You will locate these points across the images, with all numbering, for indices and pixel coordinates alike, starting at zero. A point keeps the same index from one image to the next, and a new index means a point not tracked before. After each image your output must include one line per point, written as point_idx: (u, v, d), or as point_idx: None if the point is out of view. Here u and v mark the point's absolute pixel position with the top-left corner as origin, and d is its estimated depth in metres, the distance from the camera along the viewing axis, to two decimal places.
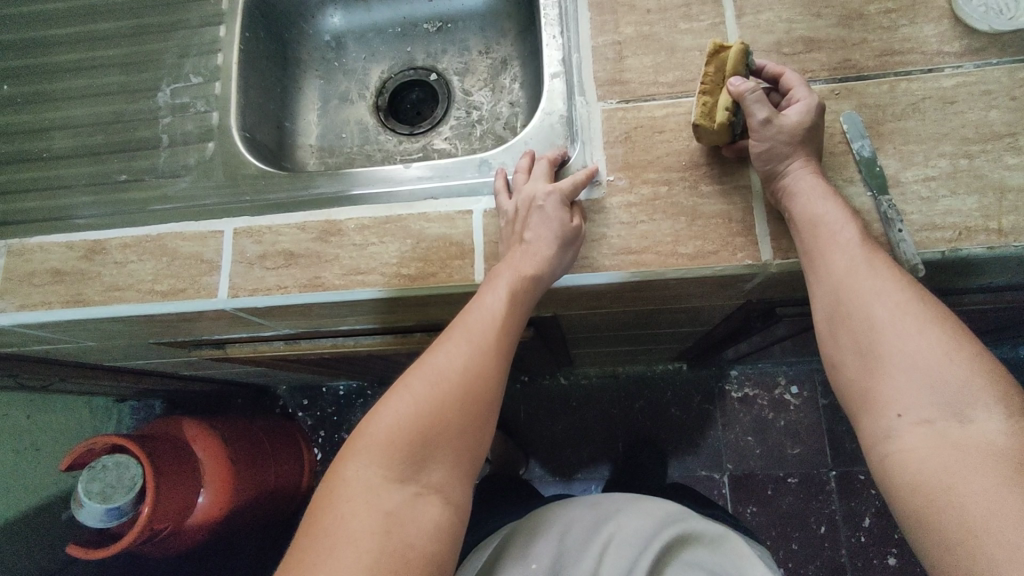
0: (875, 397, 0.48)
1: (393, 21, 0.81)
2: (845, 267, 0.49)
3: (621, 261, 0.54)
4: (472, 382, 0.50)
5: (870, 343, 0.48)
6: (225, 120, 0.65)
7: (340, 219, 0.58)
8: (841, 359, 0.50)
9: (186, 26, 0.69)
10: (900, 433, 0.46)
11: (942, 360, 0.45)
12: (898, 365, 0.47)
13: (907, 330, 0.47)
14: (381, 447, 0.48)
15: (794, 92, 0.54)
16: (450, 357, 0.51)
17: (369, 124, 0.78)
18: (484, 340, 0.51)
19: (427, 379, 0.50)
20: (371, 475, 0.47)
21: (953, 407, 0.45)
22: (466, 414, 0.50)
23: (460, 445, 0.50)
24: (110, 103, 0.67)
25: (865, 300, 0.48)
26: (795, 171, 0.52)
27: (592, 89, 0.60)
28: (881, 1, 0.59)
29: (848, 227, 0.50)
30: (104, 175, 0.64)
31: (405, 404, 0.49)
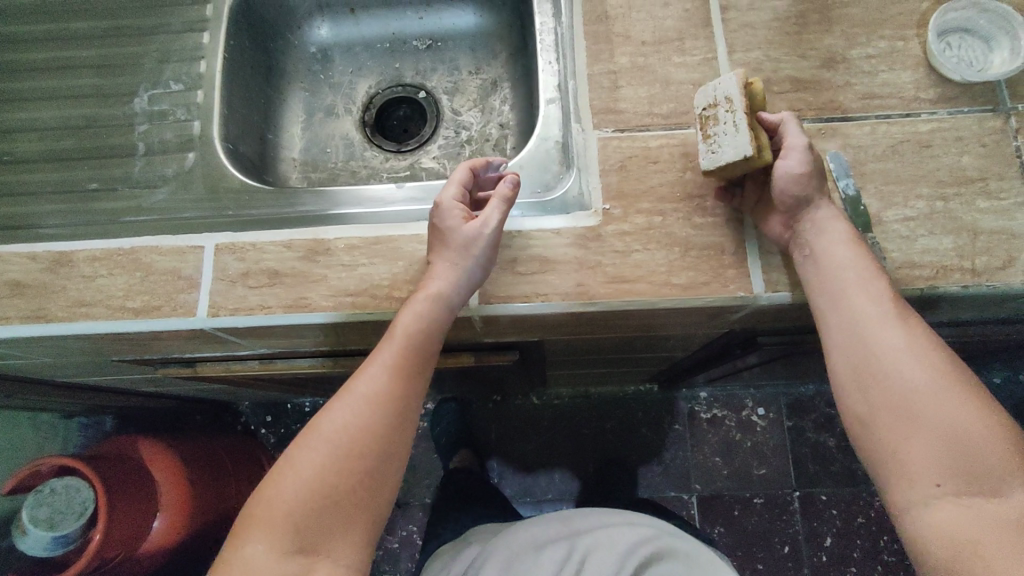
0: (912, 463, 0.48)
1: (381, 36, 0.80)
2: (875, 323, 0.50)
3: (615, 289, 0.55)
4: (360, 439, 0.50)
5: (902, 401, 0.49)
6: (207, 129, 0.63)
7: (327, 237, 0.57)
8: (870, 411, 0.50)
9: (166, 30, 0.67)
10: (937, 502, 0.47)
11: (978, 431, 0.47)
12: (935, 430, 0.47)
13: (945, 397, 0.48)
14: (269, 522, 0.48)
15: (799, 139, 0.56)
16: (339, 417, 0.51)
17: (355, 139, 0.77)
18: (374, 394, 0.51)
19: (316, 443, 0.50)
20: (262, 552, 0.47)
21: (985, 478, 0.46)
22: (357, 473, 0.50)
23: (354, 505, 0.50)
24: (80, 107, 0.64)
25: (893, 355, 0.50)
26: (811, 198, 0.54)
27: (587, 116, 0.60)
28: (863, 47, 0.61)
29: (858, 274, 0.52)
30: (73, 184, 0.61)
31: (295, 472, 0.50)
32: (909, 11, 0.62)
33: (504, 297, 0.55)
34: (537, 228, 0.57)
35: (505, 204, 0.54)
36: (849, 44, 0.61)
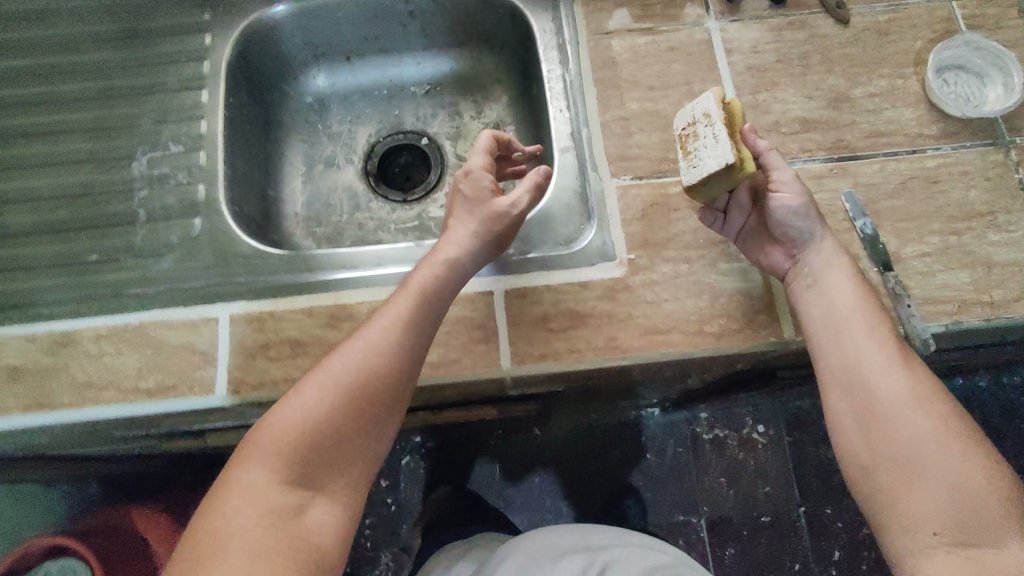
0: (914, 511, 0.49)
1: (378, 82, 0.79)
2: (880, 368, 0.52)
3: (649, 341, 0.56)
4: (368, 382, 0.49)
5: (904, 450, 0.50)
6: (213, 193, 0.61)
7: (349, 301, 0.55)
8: (874, 458, 0.52)
9: (162, 89, 0.64)
10: (934, 551, 0.48)
11: (977, 480, 0.49)
12: (935, 480, 0.49)
13: (946, 448, 0.50)
14: (272, 445, 0.46)
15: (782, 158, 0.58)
16: (350, 355, 0.49)
17: (359, 190, 0.75)
18: (384, 342, 0.50)
19: (324, 380, 0.48)
20: (263, 482, 0.45)
21: (981, 527, 0.48)
22: (361, 422, 0.48)
23: (356, 448, 0.48)
24: (73, 174, 0.61)
25: (894, 403, 0.51)
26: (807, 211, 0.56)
27: (604, 164, 0.60)
28: (865, 85, 0.63)
29: (856, 319, 0.54)
30: (70, 256, 0.58)
31: (301, 401, 0.48)
32: (905, 49, 0.64)
33: (537, 356, 0.55)
34: (568, 280, 0.57)
35: (535, 189, 0.58)
36: (851, 83, 0.63)
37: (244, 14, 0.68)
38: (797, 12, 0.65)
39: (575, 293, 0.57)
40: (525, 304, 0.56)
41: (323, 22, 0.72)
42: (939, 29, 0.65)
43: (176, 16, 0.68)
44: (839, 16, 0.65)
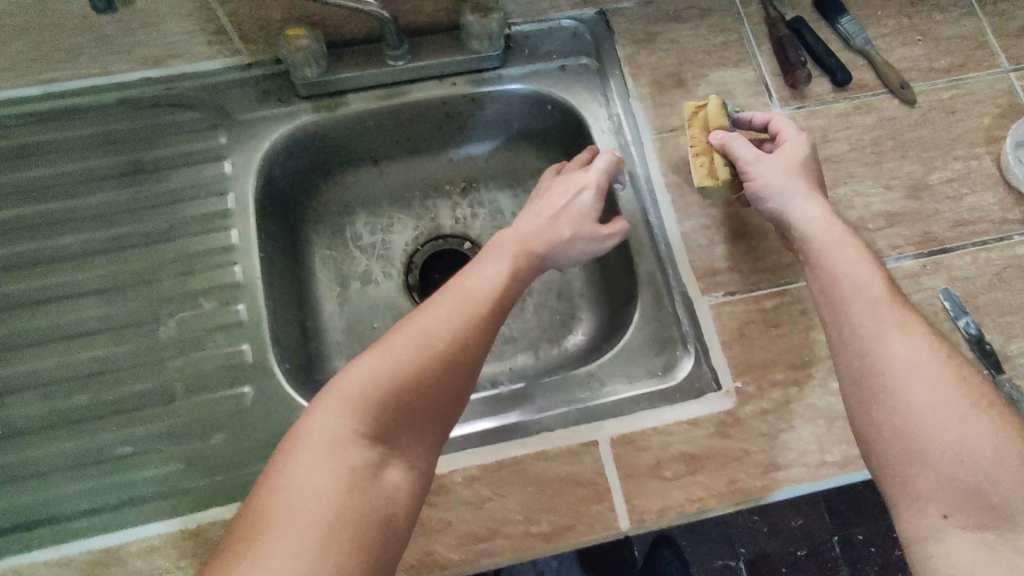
0: (919, 485, 0.41)
1: (409, 183, 0.72)
2: (906, 353, 0.43)
3: (771, 479, 0.52)
4: (457, 354, 0.45)
5: (911, 419, 0.41)
6: (263, 354, 0.54)
7: (442, 472, 0.51)
8: (880, 427, 0.43)
9: (182, 233, 0.57)
10: (945, 538, 0.39)
11: (1000, 449, 0.40)
12: (941, 461, 0.40)
13: (968, 412, 0.41)
14: (351, 396, 0.42)
15: (790, 134, 0.54)
16: (439, 315, 0.47)
17: (405, 309, 0.68)
18: (476, 316, 0.47)
19: (410, 337, 0.45)
20: (339, 426, 0.41)
21: (1000, 510, 0.39)
22: (445, 394, 0.45)
23: (436, 415, 0.44)
24: (90, 347, 0.53)
25: (906, 358, 0.43)
26: (796, 185, 0.51)
27: (692, 283, 0.57)
28: (942, 170, 0.60)
29: (847, 266, 0.47)
30: (99, 450, 0.50)
31: (387, 351, 0.44)
32: (973, 128, 0.62)
33: (656, 511, 0.51)
34: (672, 420, 0.53)
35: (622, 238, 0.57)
36: (928, 168, 0.60)
37: (265, 135, 0.60)
38: (861, 94, 0.62)
39: (684, 432, 0.53)
40: (633, 451, 0.52)
41: (350, 131, 0.64)
42: (1002, 103, 0.63)
43: (186, 143, 0.59)
44: (905, 96, 0.62)
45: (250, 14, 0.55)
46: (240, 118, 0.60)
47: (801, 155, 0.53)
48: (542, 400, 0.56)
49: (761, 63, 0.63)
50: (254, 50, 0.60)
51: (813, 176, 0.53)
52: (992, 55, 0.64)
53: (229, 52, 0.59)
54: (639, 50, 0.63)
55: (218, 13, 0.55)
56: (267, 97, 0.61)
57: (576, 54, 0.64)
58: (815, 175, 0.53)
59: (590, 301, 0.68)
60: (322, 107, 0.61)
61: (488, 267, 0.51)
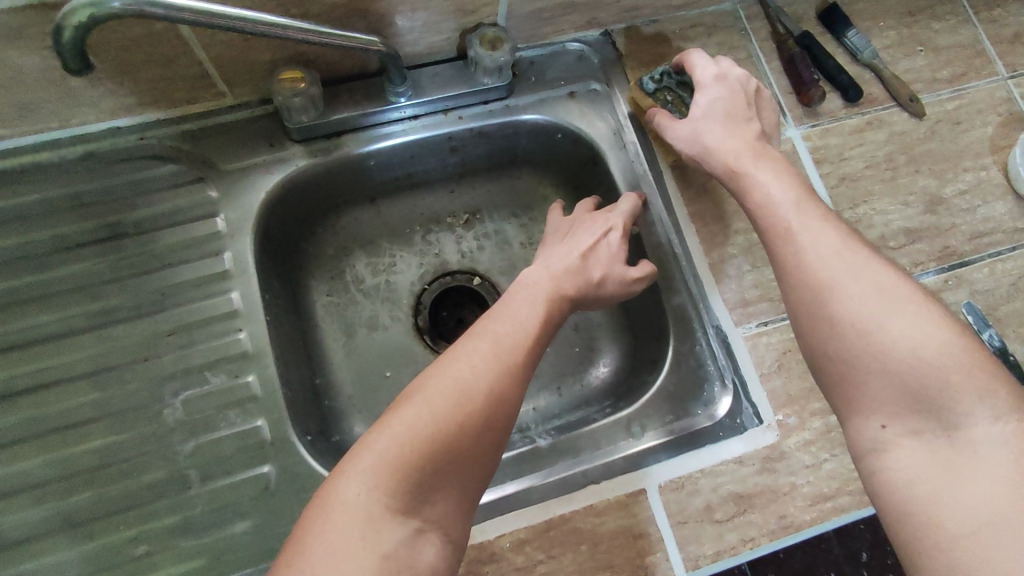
0: (862, 397, 0.40)
1: (409, 218, 0.67)
2: (829, 256, 0.42)
3: (820, 511, 0.51)
4: (497, 408, 0.40)
5: (843, 323, 0.40)
6: (281, 428, 0.49)
7: (490, 538, 0.48)
8: (818, 346, 0.42)
9: (176, 301, 0.51)
10: (890, 447, 0.38)
11: (937, 348, 0.38)
12: (878, 370, 0.39)
13: (907, 318, 0.39)
14: (383, 464, 0.36)
15: (701, 74, 0.53)
16: (475, 361, 0.41)
17: (418, 355, 0.63)
18: (514, 362, 0.42)
19: (445, 388, 0.39)
20: (371, 501, 0.35)
21: (943, 412, 0.37)
22: (485, 455, 0.40)
23: (471, 475, 0.39)
24: (85, 440, 0.47)
25: (820, 258, 0.42)
26: (701, 131, 0.52)
27: (725, 315, 0.55)
28: (954, 182, 0.61)
29: (760, 193, 0.47)
30: (108, 554, 0.45)
31: (421, 406, 0.38)
32: (979, 138, 0.63)
33: (712, 556, 0.49)
34: (719, 461, 0.51)
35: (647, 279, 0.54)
36: (940, 181, 0.61)
37: (258, 185, 0.55)
38: (872, 108, 0.62)
39: (732, 471, 0.51)
40: (683, 497, 0.50)
41: (350, 172, 0.60)
42: (1003, 111, 0.64)
43: (169, 200, 0.54)
44: (914, 109, 0.62)
45: (235, 56, 0.50)
46: (227, 169, 0.55)
47: (711, 96, 0.52)
48: (583, 452, 0.53)
49: (772, 80, 0.62)
50: (238, 92, 0.54)
51: (729, 114, 0.52)
52: (991, 63, 0.65)
53: (211, 95, 0.54)
54: (648, 73, 0.61)
55: (198, 56, 0.49)
56: (256, 142, 0.56)
57: (585, 79, 0.61)
58: (735, 108, 0.52)
59: (610, 333, 0.64)
60: (320, 151, 0.57)
61: (522, 309, 0.47)
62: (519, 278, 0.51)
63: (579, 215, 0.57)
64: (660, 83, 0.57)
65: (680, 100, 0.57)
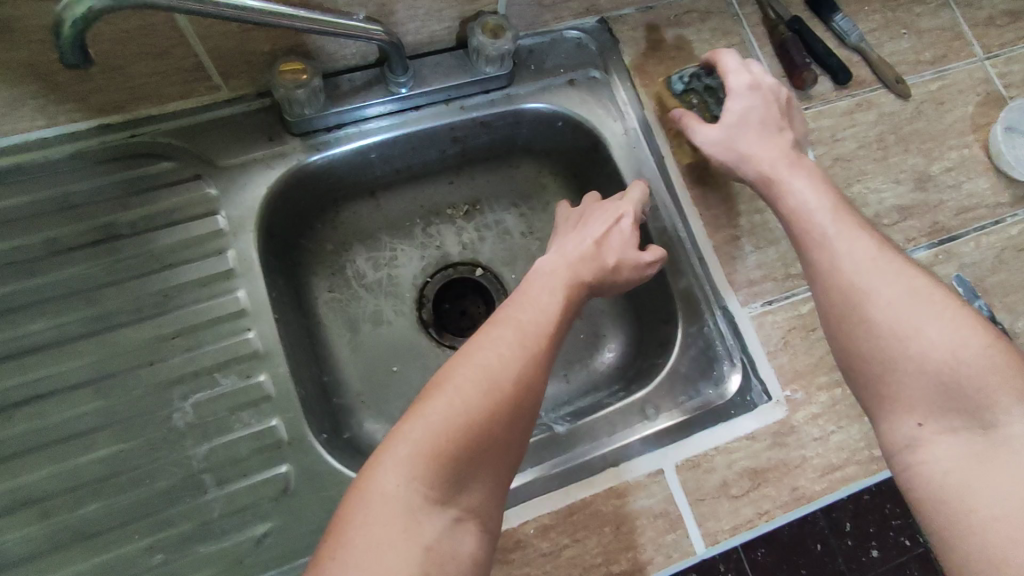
0: (896, 397, 0.42)
1: (410, 211, 0.66)
2: (862, 262, 0.45)
3: (830, 481, 0.53)
4: (525, 397, 0.41)
5: (878, 324, 0.43)
6: (297, 427, 0.48)
7: (514, 526, 0.48)
8: (850, 347, 0.45)
9: (180, 302, 0.50)
10: (924, 444, 0.40)
11: (974, 351, 0.40)
12: (912, 370, 0.41)
13: (944, 322, 0.41)
14: (420, 454, 0.36)
15: (734, 81, 0.53)
16: (500, 350, 0.42)
17: (425, 349, 0.63)
18: (537, 349, 0.43)
19: (476, 377, 0.40)
20: (410, 492, 0.35)
21: (978, 410, 0.39)
22: (515, 442, 0.40)
23: (502, 463, 0.40)
24: (91, 448, 0.46)
25: (857, 265, 0.45)
26: (735, 141, 0.53)
27: (731, 296, 0.56)
28: (940, 160, 0.63)
29: (795, 200, 0.50)
30: (124, 565, 0.44)
31: (453, 395, 0.39)
32: (961, 117, 0.65)
33: (729, 530, 0.50)
34: (732, 438, 0.52)
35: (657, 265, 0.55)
36: (928, 159, 0.63)
37: (259, 181, 0.54)
38: (860, 91, 0.64)
39: (745, 447, 0.52)
40: (700, 474, 0.51)
41: (351, 166, 0.59)
42: (982, 91, 0.66)
43: (166, 198, 0.52)
44: (900, 90, 0.64)
45: (233, 47, 0.49)
46: (226, 165, 0.53)
47: (744, 104, 0.53)
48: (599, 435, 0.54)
49: (765, 64, 0.63)
50: (235, 85, 0.53)
51: (764, 124, 0.53)
52: (969, 45, 0.67)
53: (206, 89, 0.52)
54: (646, 59, 0.62)
55: (196, 49, 0.47)
56: (254, 136, 0.54)
57: (584, 67, 0.61)
58: (768, 118, 0.53)
59: (614, 320, 0.65)
60: (320, 144, 0.56)
61: (541, 296, 0.47)
62: (535, 266, 0.51)
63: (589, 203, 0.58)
64: (688, 83, 0.58)
65: (706, 104, 0.58)
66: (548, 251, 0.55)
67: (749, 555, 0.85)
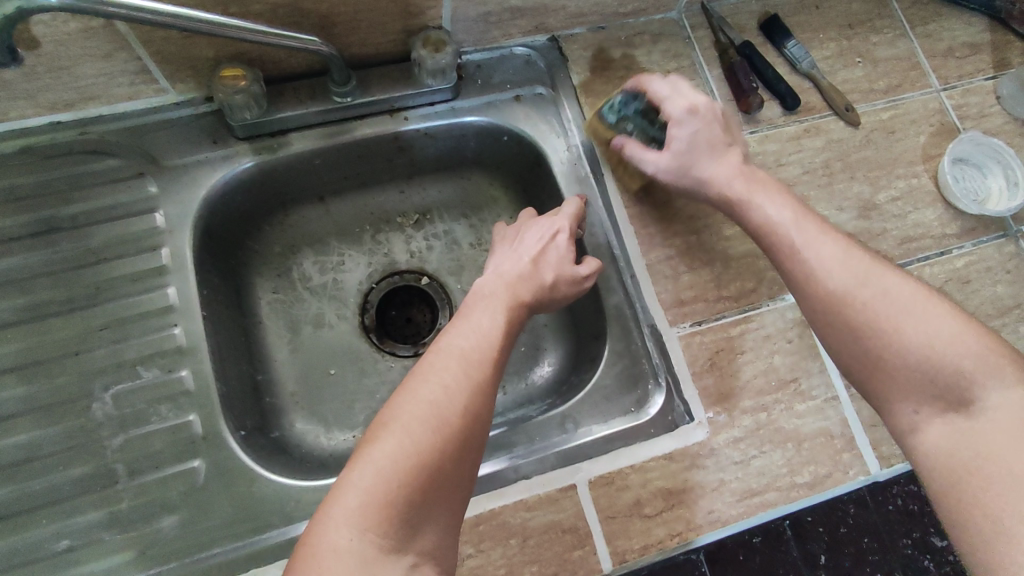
0: (891, 390, 0.45)
1: (359, 217, 0.67)
2: (832, 260, 0.47)
3: (747, 505, 0.52)
4: (474, 427, 0.40)
5: (861, 328, 0.45)
6: (213, 424, 0.49)
7: None
8: (843, 352, 0.46)
9: (111, 296, 0.51)
10: (923, 428, 0.44)
11: (948, 338, 0.43)
12: (898, 366, 0.44)
13: (917, 314, 0.44)
14: (371, 503, 0.35)
15: (670, 108, 0.53)
16: (446, 380, 0.41)
17: (363, 353, 0.64)
18: (483, 376, 0.42)
19: (421, 414, 0.39)
20: (364, 545, 0.34)
21: (964, 390, 0.42)
22: (465, 475, 0.40)
23: (458, 494, 0.39)
24: (11, 433, 0.47)
25: (829, 267, 0.46)
26: (689, 166, 0.54)
27: (660, 314, 0.57)
28: (887, 189, 0.63)
29: (763, 213, 0.50)
30: (31, 549, 0.45)
31: (399, 435, 0.38)
32: (912, 146, 0.65)
33: (639, 550, 0.50)
34: (650, 456, 0.52)
35: (594, 276, 0.54)
36: (874, 188, 0.63)
37: (200, 182, 0.55)
38: (809, 117, 0.64)
39: (662, 467, 0.52)
40: (613, 491, 0.51)
41: (296, 171, 0.60)
42: (936, 122, 0.66)
43: (108, 194, 0.53)
44: (849, 118, 0.64)
45: (177, 52, 0.50)
46: (170, 165, 0.55)
47: (688, 129, 0.53)
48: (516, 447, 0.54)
49: (713, 87, 0.63)
50: (182, 89, 0.54)
51: (710, 144, 0.53)
52: (925, 76, 0.67)
53: (154, 91, 0.54)
54: (594, 77, 0.62)
55: (139, 53, 0.49)
56: (200, 139, 0.56)
57: (531, 83, 0.62)
58: (715, 137, 0.53)
59: (556, 334, 0.65)
60: (264, 148, 0.57)
61: (482, 317, 0.47)
62: (474, 289, 0.51)
63: (525, 221, 0.58)
64: (620, 113, 0.57)
65: (644, 128, 0.57)
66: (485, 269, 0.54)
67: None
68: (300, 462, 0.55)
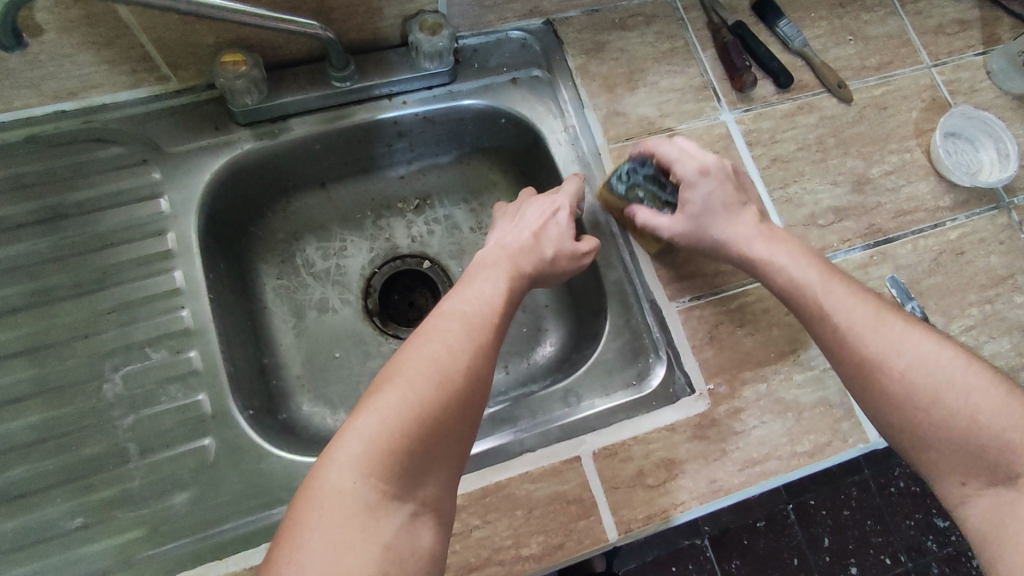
0: (936, 462, 0.44)
1: (359, 203, 0.68)
2: (862, 324, 0.47)
3: (749, 474, 0.53)
4: (475, 387, 0.41)
5: (902, 392, 0.45)
6: (222, 403, 0.50)
7: None
8: (883, 418, 0.46)
9: (118, 279, 0.52)
10: (970, 500, 0.43)
11: (992, 409, 0.43)
12: (941, 431, 0.44)
13: (957, 380, 0.44)
14: (375, 450, 0.35)
15: (681, 169, 0.53)
16: (450, 340, 0.42)
17: (368, 336, 0.64)
18: (485, 338, 0.43)
19: (426, 370, 0.39)
20: (367, 490, 0.35)
21: (1013, 461, 0.42)
22: (466, 432, 0.40)
23: (456, 451, 0.40)
24: (22, 414, 0.48)
25: (861, 330, 0.47)
26: (705, 230, 0.53)
27: (660, 290, 0.58)
28: (881, 163, 0.64)
29: (784, 275, 0.51)
30: (43, 528, 0.46)
31: (404, 388, 0.38)
32: (904, 122, 0.65)
33: (643, 519, 0.51)
34: (651, 428, 0.53)
35: (591, 253, 0.55)
36: (868, 163, 0.64)
37: (203, 166, 0.56)
38: (802, 94, 0.65)
39: (665, 438, 0.53)
40: (616, 463, 0.52)
41: (296, 156, 0.61)
42: (927, 97, 0.67)
43: (113, 181, 0.54)
44: (842, 94, 0.65)
45: (177, 39, 0.51)
46: (173, 152, 0.56)
47: (701, 192, 0.53)
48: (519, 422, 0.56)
49: (707, 67, 0.64)
50: (183, 75, 0.55)
51: (726, 206, 0.53)
52: (916, 52, 0.68)
53: (156, 79, 0.54)
54: (590, 59, 0.63)
55: (140, 39, 0.49)
56: (202, 126, 0.57)
57: (527, 66, 0.63)
58: (728, 197, 0.53)
59: (557, 314, 0.66)
60: (264, 134, 0.58)
61: (483, 284, 0.48)
62: (477, 259, 0.51)
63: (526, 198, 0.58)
64: (630, 180, 0.56)
65: (654, 194, 0.56)
66: (487, 241, 0.55)
67: (722, 566, 0.94)
68: (307, 442, 0.56)
